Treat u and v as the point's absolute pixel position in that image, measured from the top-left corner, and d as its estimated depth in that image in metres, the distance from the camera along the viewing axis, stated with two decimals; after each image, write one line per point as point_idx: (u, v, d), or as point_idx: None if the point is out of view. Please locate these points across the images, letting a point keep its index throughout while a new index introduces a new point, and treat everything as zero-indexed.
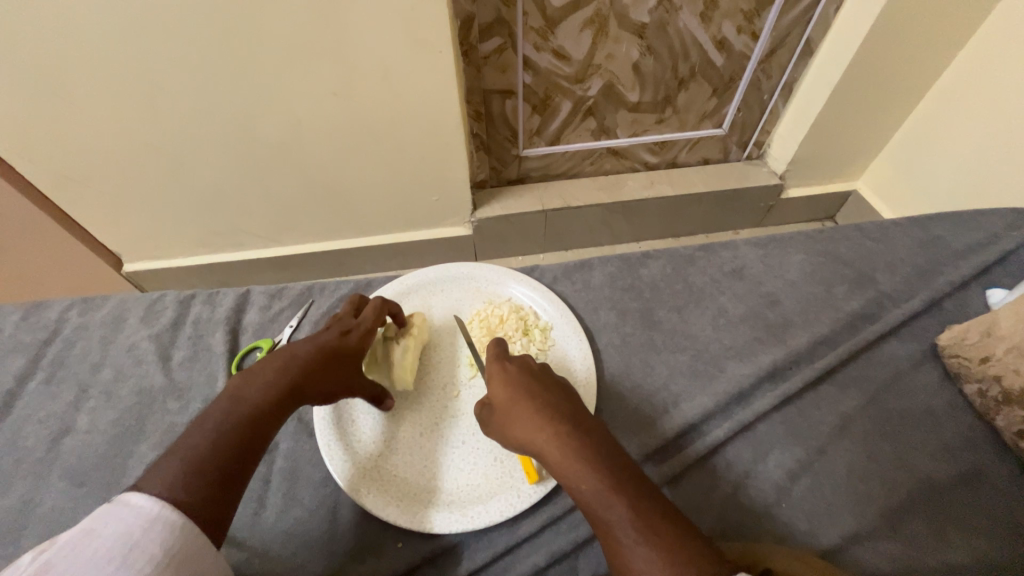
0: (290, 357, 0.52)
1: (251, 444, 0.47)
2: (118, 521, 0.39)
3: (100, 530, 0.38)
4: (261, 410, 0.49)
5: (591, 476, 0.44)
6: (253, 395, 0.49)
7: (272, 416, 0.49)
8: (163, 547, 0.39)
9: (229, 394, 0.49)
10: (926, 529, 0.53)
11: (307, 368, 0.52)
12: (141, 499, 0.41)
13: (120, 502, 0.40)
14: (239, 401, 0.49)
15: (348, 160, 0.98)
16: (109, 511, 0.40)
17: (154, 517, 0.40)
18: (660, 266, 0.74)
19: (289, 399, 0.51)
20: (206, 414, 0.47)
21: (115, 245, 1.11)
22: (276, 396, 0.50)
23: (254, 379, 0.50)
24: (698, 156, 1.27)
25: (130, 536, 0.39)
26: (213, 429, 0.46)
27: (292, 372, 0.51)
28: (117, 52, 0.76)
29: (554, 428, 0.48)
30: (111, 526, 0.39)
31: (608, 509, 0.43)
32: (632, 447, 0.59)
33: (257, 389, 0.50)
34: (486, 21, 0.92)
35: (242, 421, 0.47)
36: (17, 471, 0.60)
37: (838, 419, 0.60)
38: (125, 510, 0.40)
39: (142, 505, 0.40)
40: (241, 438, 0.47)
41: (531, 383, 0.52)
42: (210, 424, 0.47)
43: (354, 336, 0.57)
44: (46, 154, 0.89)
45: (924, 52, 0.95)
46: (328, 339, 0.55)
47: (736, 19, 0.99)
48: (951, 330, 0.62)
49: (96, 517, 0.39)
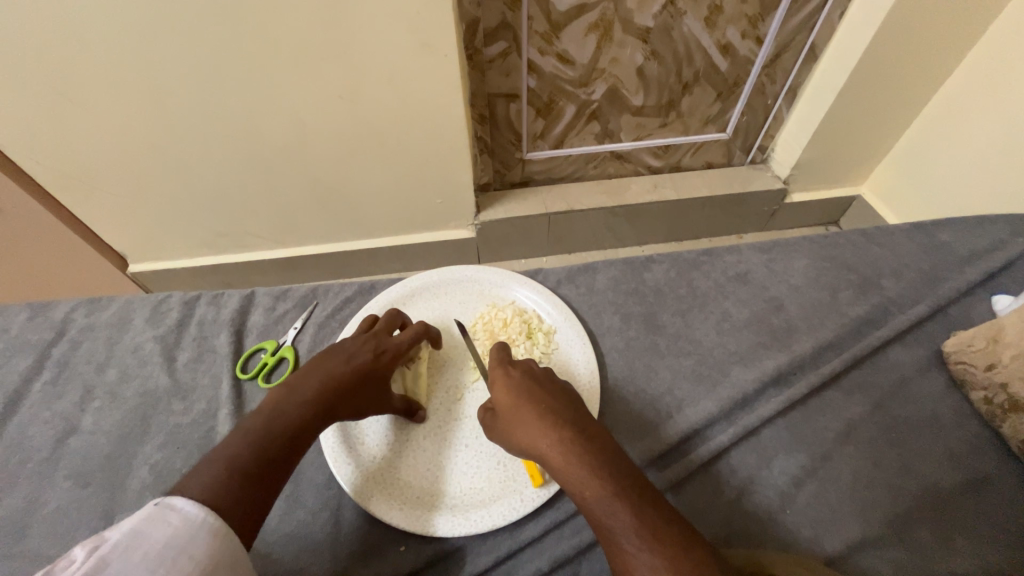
0: (327, 374, 0.53)
1: (285, 459, 0.48)
2: (168, 526, 0.39)
3: (151, 533, 0.38)
4: (298, 426, 0.49)
5: (594, 483, 0.44)
6: (292, 413, 0.50)
7: (307, 431, 0.50)
8: (209, 556, 0.39)
9: (267, 410, 0.50)
10: (932, 537, 0.53)
11: (344, 386, 0.53)
12: (189, 506, 0.40)
13: (168, 506, 0.40)
14: (278, 418, 0.49)
15: (351, 162, 0.98)
16: (158, 512, 0.39)
17: (203, 527, 0.40)
18: (664, 270, 0.74)
19: (323, 417, 0.51)
20: (247, 429, 0.48)
21: (121, 245, 1.12)
22: (313, 414, 0.51)
23: (290, 394, 0.51)
24: (703, 160, 1.26)
25: (180, 542, 0.38)
26: (251, 442, 0.47)
27: (328, 391, 0.52)
28: (124, 54, 0.76)
29: (557, 434, 0.48)
30: (160, 528, 0.38)
31: (610, 515, 0.43)
32: (635, 451, 0.59)
33: (294, 408, 0.50)
34: (490, 26, 0.92)
35: (281, 440, 0.48)
36: (23, 470, 0.60)
37: (843, 425, 0.59)
38: (174, 514, 0.39)
39: (189, 510, 0.40)
40: (278, 452, 0.47)
41: (535, 387, 0.52)
42: (250, 437, 0.47)
43: (389, 358, 0.57)
44: (54, 155, 0.90)
45: (928, 58, 0.95)
46: (364, 358, 0.56)
47: (741, 24, 1.00)
48: (957, 336, 0.62)
49: (145, 519, 0.39)
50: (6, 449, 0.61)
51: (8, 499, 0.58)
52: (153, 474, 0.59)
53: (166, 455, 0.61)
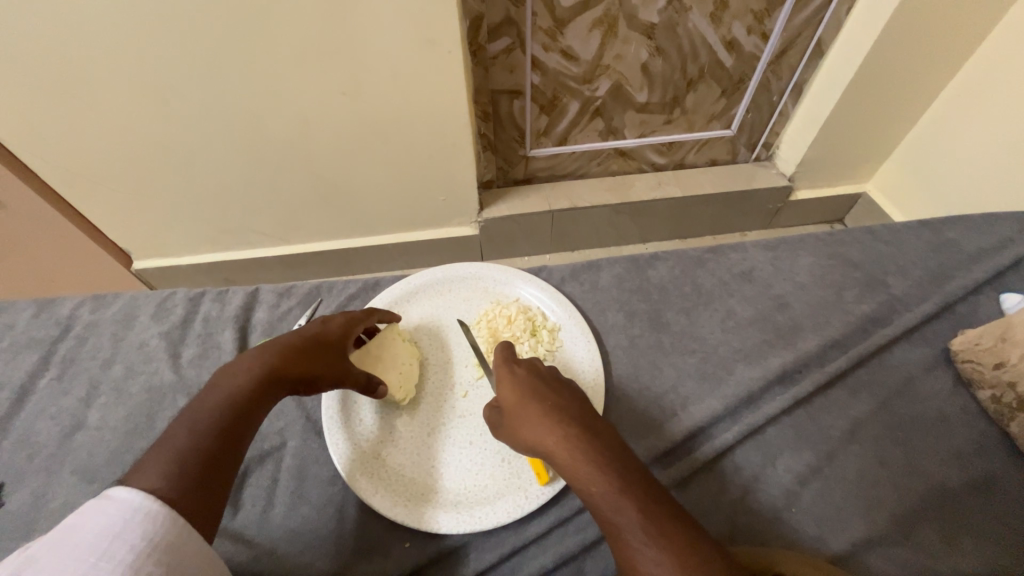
0: (274, 347, 0.54)
1: (236, 431, 0.48)
2: (103, 514, 0.38)
3: (84, 524, 0.38)
4: (242, 395, 0.50)
5: (600, 479, 0.44)
6: (237, 380, 0.50)
7: (255, 401, 0.50)
8: (147, 539, 0.38)
9: (213, 382, 0.51)
10: (937, 536, 0.53)
11: (290, 355, 0.54)
12: (126, 492, 0.40)
13: (104, 497, 0.40)
14: (222, 386, 0.50)
15: (355, 160, 0.99)
16: (95, 505, 0.39)
17: (142, 510, 0.39)
18: (669, 267, 0.74)
19: (271, 384, 0.52)
20: (193, 407, 0.48)
21: (126, 242, 1.12)
22: (260, 382, 0.51)
23: (235, 368, 0.52)
24: (707, 157, 1.26)
25: (113, 528, 0.38)
26: (198, 420, 0.47)
27: (275, 360, 0.53)
28: (127, 49, 0.76)
29: (563, 430, 0.48)
30: (94, 519, 0.38)
31: (617, 512, 0.43)
32: (641, 448, 0.59)
33: (238, 374, 0.51)
34: (495, 22, 0.92)
35: (223, 407, 0.48)
36: (29, 465, 0.60)
37: (848, 424, 0.59)
38: (110, 504, 0.39)
39: (127, 497, 0.40)
40: (224, 424, 0.47)
41: (540, 385, 0.52)
42: (197, 414, 0.48)
43: (336, 327, 0.59)
44: (58, 151, 0.90)
45: (937, 54, 0.94)
46: (311, 330, 0.57)
47: (747, 20, 0.99)
48: (965, 334, 0.61)
49: (80, 513, 0.39)
50: (12, 445, 0.62)
51: (15, 494, 0.58)
52: None
53: None
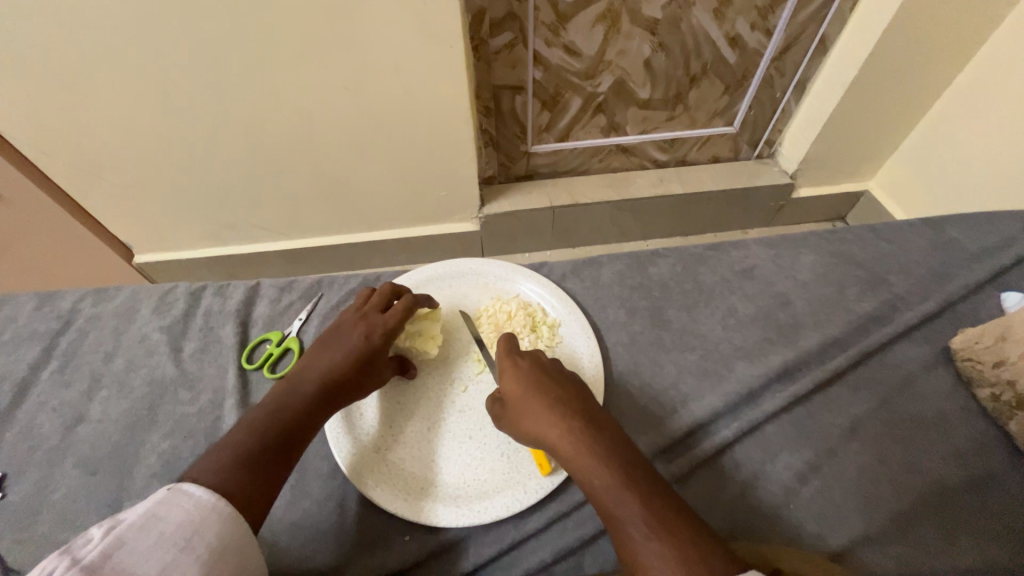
0: (326, 361, 0.54)
1: (297, 446, 0.51)
2: (182, 508, 0.40)
3: (164, 514, 0.39)
4: (305, 417, 0.52)
5: (604, 473, 0.45)
6: (296, 403, 0.52)
7: (314, 417, 0.52)
8: (219, 538, 0.40)
9: (272, 400, 0.52)
10: (935, 533, 0.53)
11: (343, 378, 0.54)
12: (201, 490, 0.42)
13: (180, 490, 0.41)
14: (284, 409, 0.51)
15: (355, 155, 0.98)
16: (172, 496, 0.40)
17: (214, 508, 0.41)
18: (670, 264, 0.73)
19: (330, 405, 0.54)
20: (253, 420, 0.50)
21: (127, 237, 1.12)
22: (319, 403, 0.53)
23: (296, 389, 0.53)
24: (709, 154, 1.26)
25: (192, 523, 0.39)
26: (262, 433, 0.49)
27: (328, 377, 0.54)
28: (126, 43, 0.76)
29: (568, 423, 0.48)
30: (174, 511, 0.39)
31: (618, 505, 0.43)
32: (643, 443, 0.59)
33: (298, 398, 0.52)
34: (497, 16, 0.91)
35: (286, 429, 0.50)
36: (32, 457, 0.61)
37: (848, 421, 0.59)
38: (187, 498, 0.41)
39: (201, 495, 0.42)
40: (283, 439, 0.49)
41: (545, 378, 0.52)
42: (256, 421, 0.50)
43: (382, 333, 0.57)
44: (60, 145, 0.90)
45: (942, 51, 0.94)
46: (360, 339, 0.56)
47: (750, 15, 0.98)
48: (964, 333, 0.61)
49: (159, 501, 0.40)
50: (15, 437, 0.62)
51: (18, 486, 0.58)
52: (161, 463, 0.60)
53: (173, 444, 0.61)
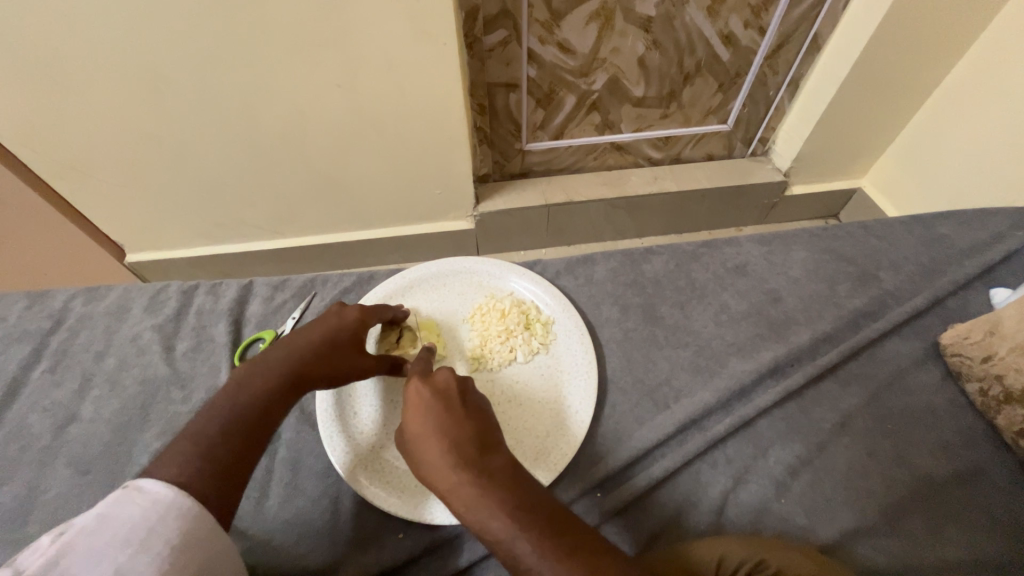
0: (292, 344, 0.54)
1: (257, 427, 0.49)
2: (135, 506, 0.40)
3: (118, 513, 0.39)
4: (266, 394, 0.51)
5: (499, 524, 0.41)
6: (257, 380, 0.51)
7: (278, 400, 0.51)
8: (178, 533, 0.40)
9: (236, 380, 0.52)
10: (923, 526, 0.53)
11: (310, 356, 0.54)
12: (156, 487, 0.42)
13: (135, 488, 0.41)
14: (244, 387, 0.51)
15: (349, 153, 0.98)
16: (126, 496, 0.41)
17: (170, 503, 0.41)
18: (663, 262, 0.74)
19: (295, 384, 0.52)
20: (214, 401, 0.50)
21: (118, 235, 1.11)
22: (281, 380, 0.52)
23: (259, 366, 0.52)
24: (702, 152, 1.26)
25: (148, 520, 0.40)
26: (222, 414, 0.49)
27: (294, 357, 0.53)
28: (116, 41, 0.75)
29: (463, 471, 0.43)
30: (127, 509, 0.40)
31: (516, 558, 0.40)
32: (594, 465, 0.58)
33: (260, 375, 0.52)
34: (490, 14, 0.91)
35: (247, 406, 0.50)
36: (23, 457, 0.60)
37: (838, 416, 0.60)
38: (142, 496, 0.41)
39: (157, 490, 0.42)
40: (243, 419, 0.49)
41: (445, 414, 0.47)
42: (217, 406, 0.49)
43: (351, 316, 0.57)
44: (48, 143, 0.89)
45: (932, 50, 0.94)
46: (331, 321, 0.56)
47: (743, 14, 0.99)
48: (954, 328, 0.62)
49: (112, 501, 0.40)
50: (5, 437, 0.62)
51: (9, 486, 0.58)
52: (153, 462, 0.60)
53: (165, 443, 0.61)
